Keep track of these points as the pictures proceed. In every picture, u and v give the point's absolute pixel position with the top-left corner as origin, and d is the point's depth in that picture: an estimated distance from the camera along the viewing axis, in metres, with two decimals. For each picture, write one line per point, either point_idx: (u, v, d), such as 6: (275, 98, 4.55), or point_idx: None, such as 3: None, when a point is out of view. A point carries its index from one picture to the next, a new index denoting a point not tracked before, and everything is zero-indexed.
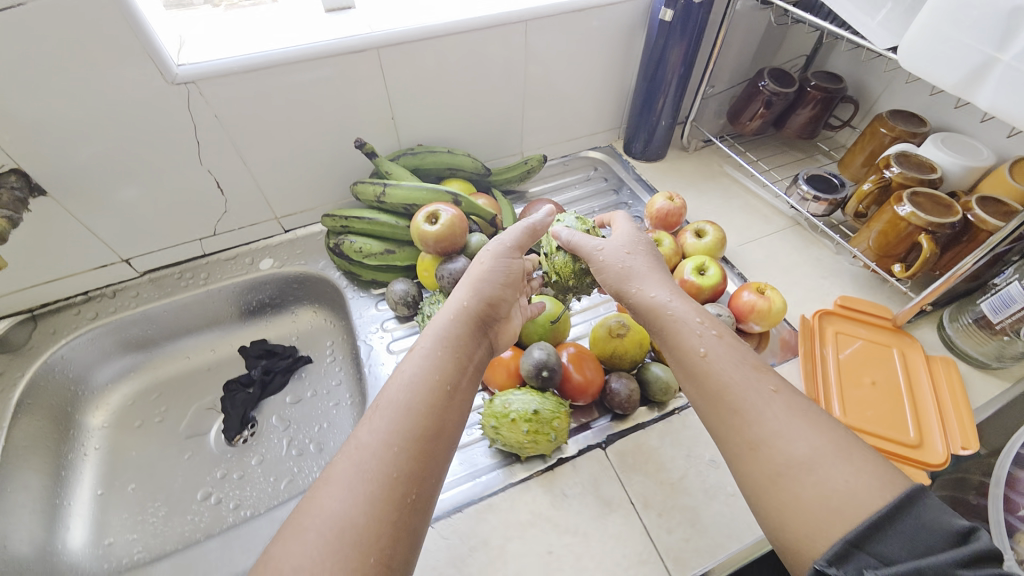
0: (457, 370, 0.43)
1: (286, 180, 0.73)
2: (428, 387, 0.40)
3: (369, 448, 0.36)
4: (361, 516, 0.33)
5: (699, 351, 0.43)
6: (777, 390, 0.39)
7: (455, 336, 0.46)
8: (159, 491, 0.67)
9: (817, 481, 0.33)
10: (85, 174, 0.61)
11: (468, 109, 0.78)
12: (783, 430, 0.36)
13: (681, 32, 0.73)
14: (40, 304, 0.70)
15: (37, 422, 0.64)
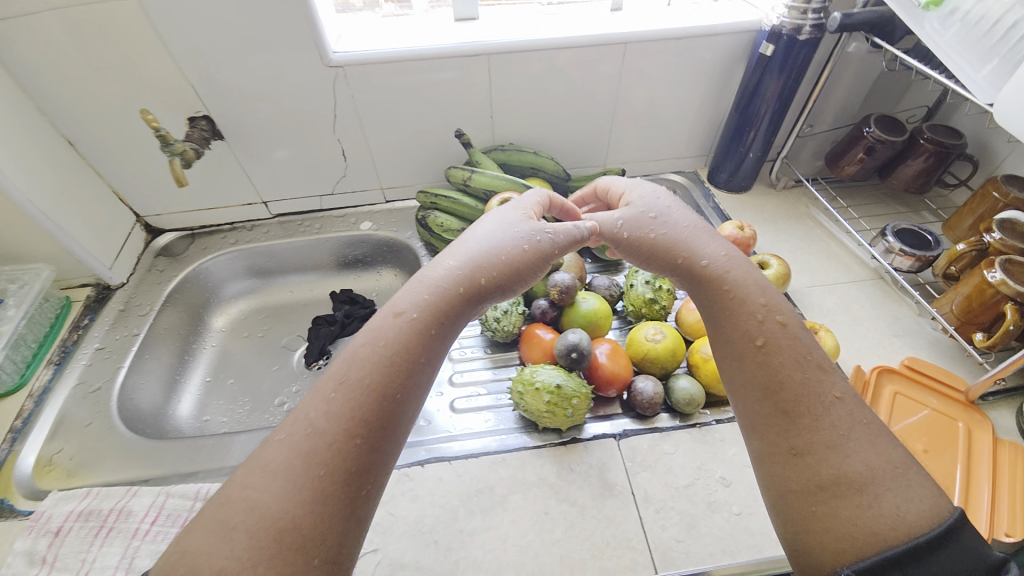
0: (432, 345, 0.41)
1: (395, 157, 0.86)
2: (399, 369, 0.38)
3: (316, 435, 0.34)
4: (307, 515, 0.31)
5: (757, 341, 0.41)
6: (839, 399, 0.38)
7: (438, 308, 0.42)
8: (248, 389, 0.81)
9: (881, 498, 0.33)
10: (248, 128, 0.77)
11: (561, 118, 0.85)
12: (857, 437, 0.35)
13: (779, 67, 0.76)
14: (198, 226, 0.90)
15: (177, 313, 0.83)
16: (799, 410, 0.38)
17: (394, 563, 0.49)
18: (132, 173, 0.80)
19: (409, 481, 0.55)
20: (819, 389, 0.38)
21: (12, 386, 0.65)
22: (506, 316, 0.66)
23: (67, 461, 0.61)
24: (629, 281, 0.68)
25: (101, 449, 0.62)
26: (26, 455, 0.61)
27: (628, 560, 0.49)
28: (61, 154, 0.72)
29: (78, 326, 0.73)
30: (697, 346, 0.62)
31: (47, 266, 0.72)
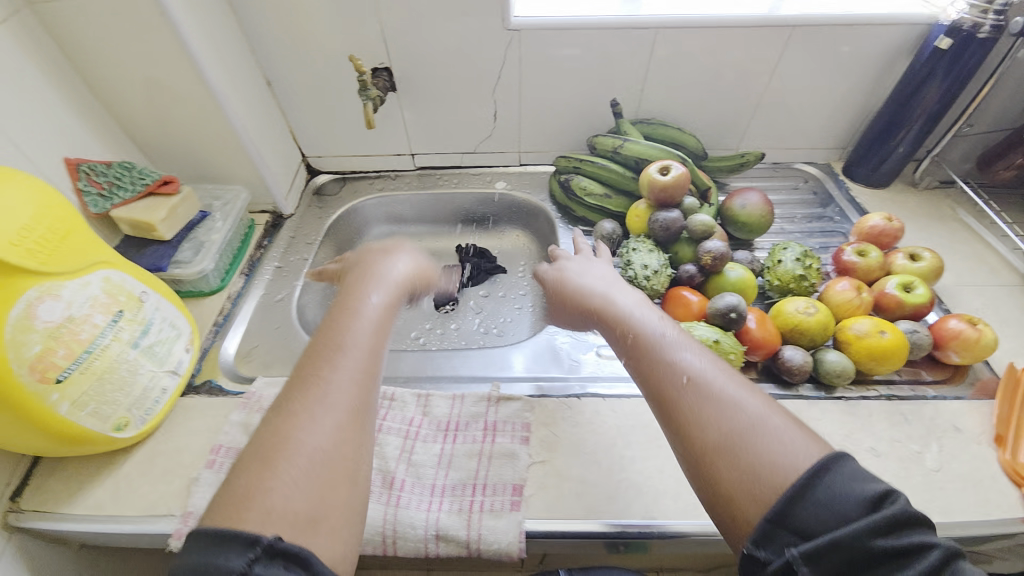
0: (347, 317, 0.47)
1: (541, 122, 0.91)
2: (330, 329, 0.46)
3: (290, 394, 0.39)
4: (324, 442, 0.37)
5: (660, 332, 0.46)
6: (681, 362, 0.42)
7: (344, 303, 0.49)
8: None
9: (752, 448, 0.35)
10: (419, 83, 0.84)
11: (707, 97, 0.88)
12: (716, 393, 0.39)
13: (945, 68, 0.75)
14: (350, 171, 0.98)
15: (334, 247, 0.92)
16: (665, 381, 0.42)
17: (562, 474, 0.55)
18: (311, 116, 0.88)
19: (569, 410, 0.61)
20: (670, 363, 0.43)
21: (215, 287, 0.74)
22: (655, 276, 0.69)
23: (262, 356, 0.70)
24: (775, 258, 0.69)
25: (288, 351, 0.71)
26: (228, 347, 0.70)
27: None
28: (262, 92, 0.82)
29: (260, 246, 0.83)
30: (846, 324, 0.64)
31: (244, 190, 0.82)
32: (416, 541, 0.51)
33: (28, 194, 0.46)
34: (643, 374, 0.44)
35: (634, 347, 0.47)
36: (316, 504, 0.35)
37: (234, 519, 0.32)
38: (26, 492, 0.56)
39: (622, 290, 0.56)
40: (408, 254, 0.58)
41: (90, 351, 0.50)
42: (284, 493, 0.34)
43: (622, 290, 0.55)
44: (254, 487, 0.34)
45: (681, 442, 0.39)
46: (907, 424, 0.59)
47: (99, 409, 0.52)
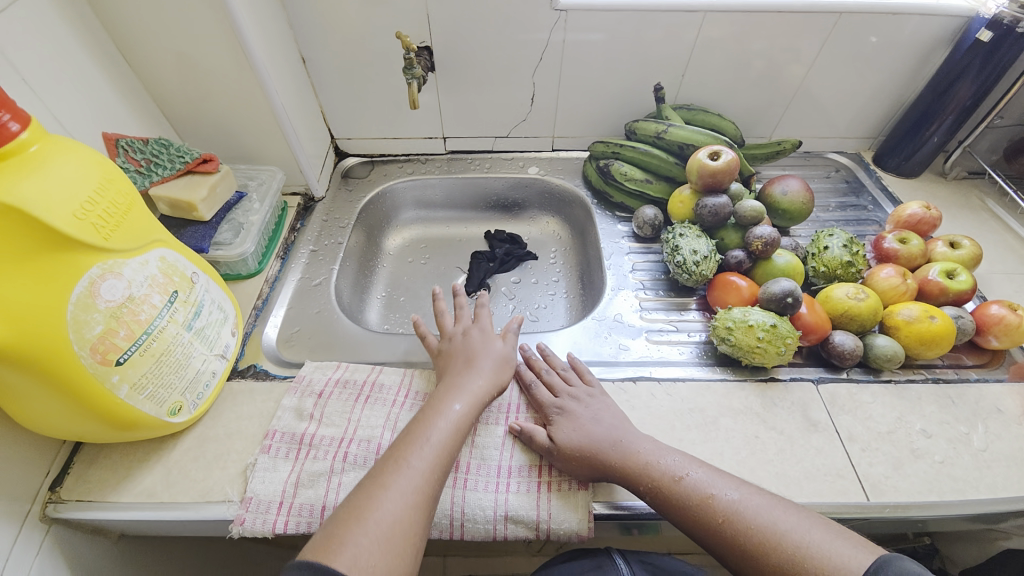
0: (433, 413, 0.51)
1: (579, 107, 0.90)
2: (421, 421, 0.51)
3: (383, 468, 0.46)
4: (399, 515, 0.43)
5: (676, 474, 0.48)
6: (714, 496, 0.46)
7: (436, 399, 0.53)
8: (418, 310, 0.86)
9: (810, 566, 0.41)
10: (457, 64, 0.83)
11: (746, 83, 0.88)
12: (759, 521, 0.44)
13: (984, 62, 0.76)
14: (379, 154, 0.96)
15: (365, 231, 0.90)
16: (706, 522, 0.46)
17: None
18: (344, 96, 0.86)
19: (624, 393, 0.61)
20: (720, 505, 0.46)
21: (253, 270, 0.73)
22: (704, 261, 0.69)
23: (305, 340, 0.69)
24: (821, 245, 0.70)
25: (331, 335, 0.70)
26: (269, 331, 0.68)
27: (839, 486, 0.53)
28: (297, 69, 0.79)
29: (293, 229, 0.81)
30: (894, 310, 0.65)
31: (278, 170, 0.80)
32: (486, 523, 0.51)
33: (88, 167, 0.44)
34: (691, 517, 0.47)
35: (658, 501, 0.48)
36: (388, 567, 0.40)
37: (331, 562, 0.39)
38: (67, 480, 0.53)
39: (626, 429, 0.54)
40: (481, 354, 0.59)
41: (148, 332, 0.48)
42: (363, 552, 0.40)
43: (626, 427, 0.54)
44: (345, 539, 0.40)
45: (739, 563, 0.44)
46: (955, 406, 0.61)
47: (156, 392, 0.50)
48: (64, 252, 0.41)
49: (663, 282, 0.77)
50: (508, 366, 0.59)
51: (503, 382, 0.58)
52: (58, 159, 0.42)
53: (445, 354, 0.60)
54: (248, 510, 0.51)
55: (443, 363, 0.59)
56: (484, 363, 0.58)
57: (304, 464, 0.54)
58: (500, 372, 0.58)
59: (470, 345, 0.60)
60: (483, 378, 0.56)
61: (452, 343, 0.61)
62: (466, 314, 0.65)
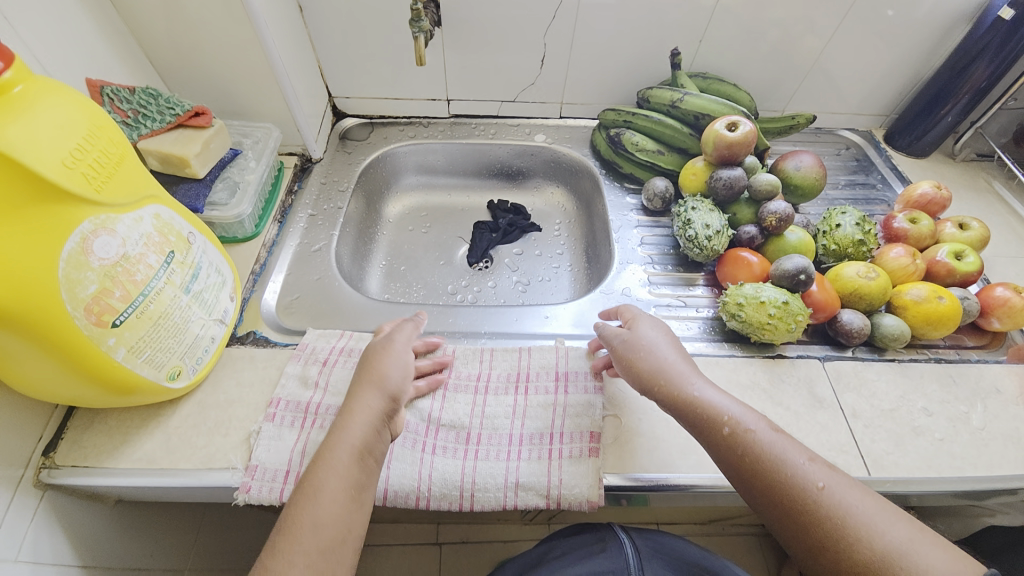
0: (320, 466, 0.44)
1: (590, 72, 0.86)
2: (311, 473, 0.44)
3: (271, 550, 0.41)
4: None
5: (751, 431, 0.45)
6: (798, 470, 0.43)
7: (323, 448, 0.46)
8: (419, 280, 0.84)
9: (906, 565, 0.37)
10: (465, 19, 0.78)
11: (763, 54, 0.85)
12: (852, 509, 0.40)
13: (1003, 42, 0.75)
14: (379, 116, 0.92)
15: (365, 196, 0.86)
16: (768, 481, 0.43)
17: (632, 430, 0.55)
18: (344, 51, 0.81)
19: None
20: (800, 475, 0.42)
21: (250, 234, 0.70)
22: (716, 236, 0.68)
23: (306, 308, 0.67)
24: (833, 223, 0.69)
25: (332, 302, 0.68)
26: (268, 298, 0.66)
27: (842, 461, 0.54)
28: (294, 19, 0.74)
29: (290, 192, 0.78)
30: (902, 289, 0.65)
31: (274, 127, 0.76)
32: (496, 491, 0.51)
33: (76, 111, 0.40)
34: (768, 487, 0.43)
35: (735, 465, 0.45)
36: None
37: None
38: (61, 446, 0.51)
39: (691, 370, 0.51)
40: (368, 388, 0.50)
41: (145, 294, 0.45)
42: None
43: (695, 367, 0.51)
44: None
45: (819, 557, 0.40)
46: (956, 385, 0.62)
47: (154, 356, 0.47)
48: (53, 206, 0.38)
49: (672, 257, 0.75)
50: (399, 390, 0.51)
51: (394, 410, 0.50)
52: (45, 102, 0.38)
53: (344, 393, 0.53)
54: (254, 478, 0.50)
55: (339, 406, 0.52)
56: (371, 398, 0.49)
57: (310, 433, 0.53)
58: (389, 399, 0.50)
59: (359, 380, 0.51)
60: (365, 418, 0.48)
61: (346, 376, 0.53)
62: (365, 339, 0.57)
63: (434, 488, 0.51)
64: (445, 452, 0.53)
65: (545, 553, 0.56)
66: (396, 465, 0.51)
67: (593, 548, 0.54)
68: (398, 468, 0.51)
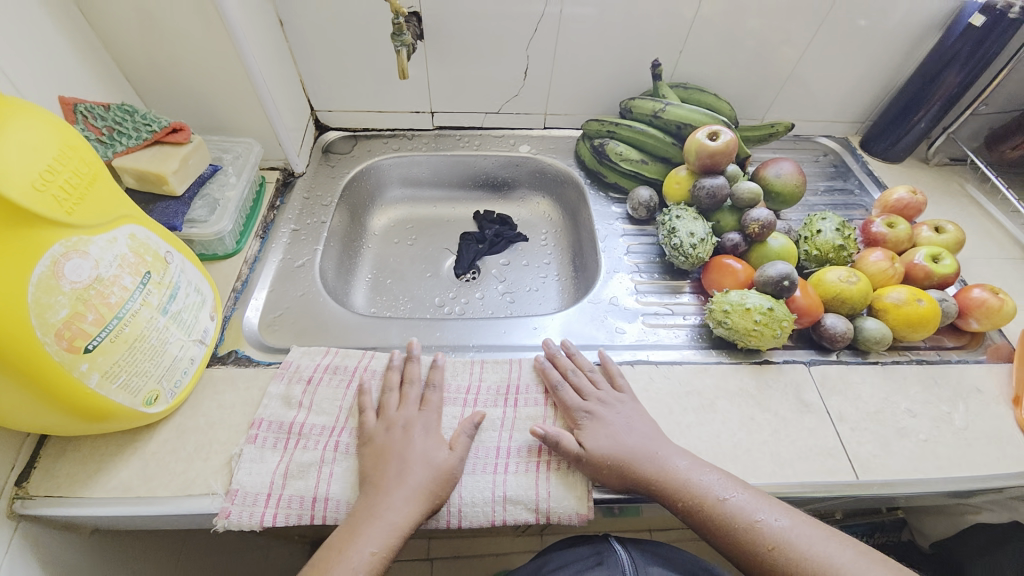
0: (341, 545, 0.45)
1: (572, 83, 0.87)
2: (337, 540, 0.45)
3: None
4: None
5: (714, 497, 0.47)
6: (761, 523, 0.45)
7: (354, 518, 0.46)
8: (406, 293, 0.83)
9: None
10: (448, 32, 0.78)
11: (742, 64, 0.87)
12: (811, 551, 0.44)
13: (972, 49, 0.77)
14: (362, 129, 0.91)
15: (349, 209, 0.86)
16: (732, 540, 0.46)
17: None
18: (326, 64, 0.81)
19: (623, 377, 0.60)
20: (763, 531, 0.45)
21: (231, 250, 0.68)
22: (701, 244, 0.68)
23: (289, 325, 0.65)
24: (814, 228, 0.70)
25: (318, 318, 0.66)
26: (251, 316, 0.64)
27: (831, 465, 0.55)
28: (275, 33, 0.74)
29: (273, 207, 0.77)
30: (882, 293, 0.66)
31: (256, 142, 0.75)
32: (484, 506, 0.50)
33: (47, 132, 0.39)
34: (732, 544, 0.46)
35: (700, 524, 0.47)
36: None
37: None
38: (35, 475, 0.49)
39: (660, 441, 0.51)
40: (415, 461, 0.49)
41: (119, 317, 0.44)
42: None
43: (660, 438, 0.52)
44: None
45: None
46: (937, 386, 0.63)
47: (130, 380, 0.46)
48: (22, 228, 0.37)
49: (658, 265, 0.76)
50: (446, 474, 0.49)
51: (439, 499, 0.48)
52: (16, 123, 0.37)
53: (365, 455, 0.50)
54: (234, 503, 0.48)
55: (361, 466, 0.50)
56: (412, 476, 0.48)
57: (294, 454, 0.51)
58: (433, 484, 0.48)
59: (405, 449, 0.50)
60: (402, 500, 0.47)
61: (386, 435, 0.51)
62: (412, 395, 0.55)
63: None
64: None
65: (541, 567, 0.55)
66: None
67: (591, 560, 0.53)
68: None
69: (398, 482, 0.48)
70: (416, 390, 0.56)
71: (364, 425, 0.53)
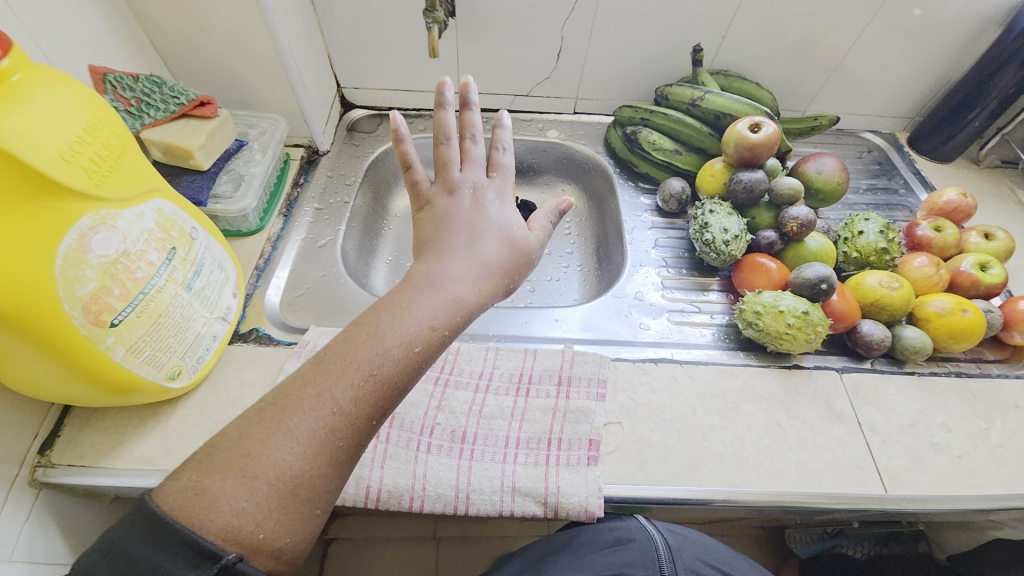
0: (385, 315, 0.40)
1: (606, 67, 0.84)
2: (379, 314, 0.40)
3: (306, 375, 0.37)
4: (292, 458, 0.34)
5: None
6: None
7: (399, 295, 0.42)
8: None
9: None
10: (480, 9, 0.75)
11: (786, 52, 0.82)
12: None
13: None
14: (388, 107, 0.90)
15: (372, 190, 0.85)
16: None
17: (642, 440, 0.54)
18: (354, 40, 0.79)
19: (646, 375, 0.59)
20: None
21: (255, 228, 0.68)
22: (734, 241, 0.66)
23: (310, 305, 0.65)
24: (855, 230, 0.67)
25: (339, 300, 0.66)
26: (272, 295, 0.64)
27: (859, 476, 0.53)
28: (304, 6, 0.72)
29: (296, 185, 0.76)
30: (924, 301, 0.63)
31: (282, 118, 0.74)
32: (493, 495, 0.49)
33: (76, 102, 0.38)
34: None
35: None
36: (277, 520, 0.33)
37: (174, 514, 0.31)
38: (58, 444, 0.50)
39: None
40: (488, 233, 0.47)
41: (145, 292, 0.44)
42: (231, 494, 0.32)
43: None
44: (237, 471, 0.33)
45: None
46: (976, 401, 0.60)
47: (154, 356, 0.46)
48: (52, 201, 0.36)
49: (686, 260, 0.73)
50: (526, 256, 0.48)
51: (511, 286, 0.46)
52: (45, 93, 0.36)
53: (424, 219, 0.49)
54: None
55: (420, 232, 0.48)
56: (487, 248, 0.46)
57: None
58: (511, 265, 0.46)
59: (475, 215, 0.48)
60: (469, 273, 0.44)
61: (449, 201, 0.49)
62: (474, 154, 0.51)
63: (428, 489, 0.49)
64: (439, 451, 0.52)
65: (569, 539, 0.54)
66: (390, 465, 0.50)
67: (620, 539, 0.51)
68: (392, 466, 0.50)
69: (467, 257, 0.44)
70: (479, 148, 0.52)
71: (420, 186, 0.50)
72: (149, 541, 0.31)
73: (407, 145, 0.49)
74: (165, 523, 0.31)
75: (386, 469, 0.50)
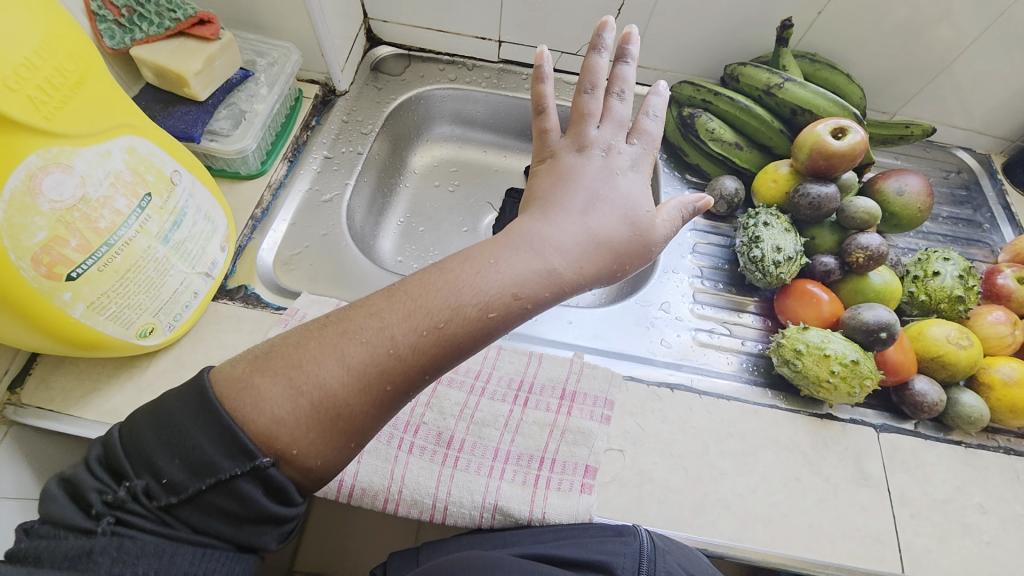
0: (469, 263, 0.34)
1: (672, 33, 0.72)
2: (467, 260, 0.35)
3: (372, 303, 0.33)
4: (337, 385, 0.31)
5: None
6: None
7: (488, 245, 0.36)
8: (435, 245, 0.76)
9: None
10: None
11: (890, 40, 0.69)
12: None
13: None
14: (418, 48, 0.79)
15: (390, 141, 0.76)
16: None
17: (643, 474, 0.49)
18: None
19: (659, 402, 0.53)
20: None
21: (255, 172, 0.62)
22: (786, 263, 0.57)
23: (306, 265, 0.60)
24: (930, 269, 0.58)
25: (337, 265, 0.60)
26: (267, 250, 0.59)
27: (877, 552, 0.48)
28: None
29: (307, 126, 0.69)
30: (990, 363, 0.55)
31: (295, 49, 0.66)
32: (472, 509, 0.45)
33: (23, 13, 0.31)
34: None
35: None
36: (309, 438, 0.31)
37: (221, 401, 0.30)
38: (27, 382, 0.47)
39: None
40: (615, 203, 0.39)
41: (111, 244, 0.38)
42: (274, 399, 0.30)
43: None
44: (283, 378, 0.31)
45: None
46: (1020, 484, 0.53)
47: (120, 314, 0.42)
48: None
49: (725, 273, 0.65)
50: (646, 244, 0.39)
51: (622, 272, 0.39)
52: None
53: (541, 172, 0.42)
54: None
55: (533, 185, 0.41)
56: (602, 220, 0.38)
57: None
58: (626, 249, 0.38)
59: (601, 181, 0.40)
60: (575, 245, 0.36)
61: (576, 157, 0.41)
62: (620, 111, 0.44)
63: (405, 492, 0.46)
64: (423, 454, 0.47)
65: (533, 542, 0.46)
66: (368, 461, 0.46)
67: (609, 530, 0.43)
68: (370, 463, 0.46)
69: (576, 223, 0.37)
70: (626, 107, 0.44)
71: (548, 135, 0.43)
72: (184, 423, 0.30)
73: (547, 86, 0.42)
74: (212, 406, 0.30)
75: (363, 464, 0.46)
